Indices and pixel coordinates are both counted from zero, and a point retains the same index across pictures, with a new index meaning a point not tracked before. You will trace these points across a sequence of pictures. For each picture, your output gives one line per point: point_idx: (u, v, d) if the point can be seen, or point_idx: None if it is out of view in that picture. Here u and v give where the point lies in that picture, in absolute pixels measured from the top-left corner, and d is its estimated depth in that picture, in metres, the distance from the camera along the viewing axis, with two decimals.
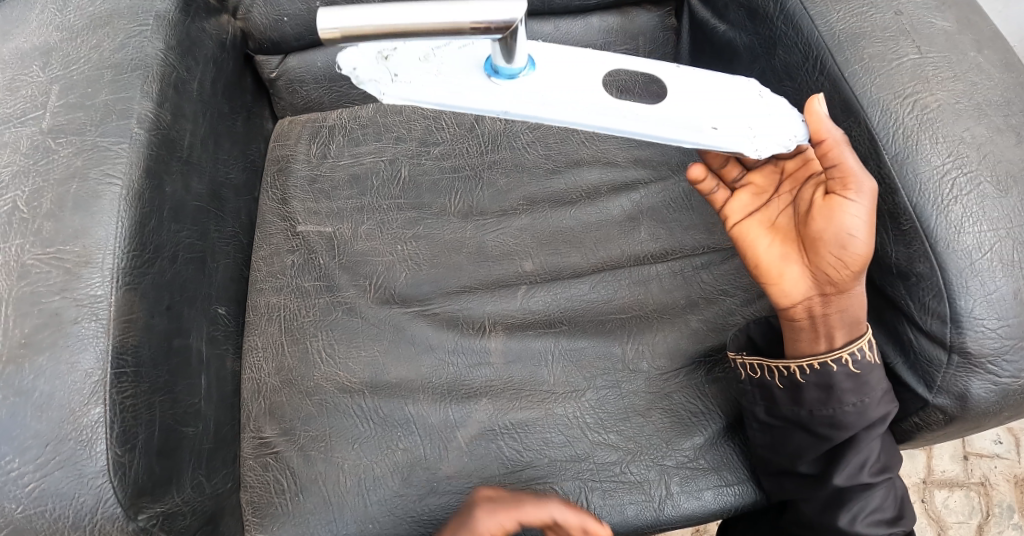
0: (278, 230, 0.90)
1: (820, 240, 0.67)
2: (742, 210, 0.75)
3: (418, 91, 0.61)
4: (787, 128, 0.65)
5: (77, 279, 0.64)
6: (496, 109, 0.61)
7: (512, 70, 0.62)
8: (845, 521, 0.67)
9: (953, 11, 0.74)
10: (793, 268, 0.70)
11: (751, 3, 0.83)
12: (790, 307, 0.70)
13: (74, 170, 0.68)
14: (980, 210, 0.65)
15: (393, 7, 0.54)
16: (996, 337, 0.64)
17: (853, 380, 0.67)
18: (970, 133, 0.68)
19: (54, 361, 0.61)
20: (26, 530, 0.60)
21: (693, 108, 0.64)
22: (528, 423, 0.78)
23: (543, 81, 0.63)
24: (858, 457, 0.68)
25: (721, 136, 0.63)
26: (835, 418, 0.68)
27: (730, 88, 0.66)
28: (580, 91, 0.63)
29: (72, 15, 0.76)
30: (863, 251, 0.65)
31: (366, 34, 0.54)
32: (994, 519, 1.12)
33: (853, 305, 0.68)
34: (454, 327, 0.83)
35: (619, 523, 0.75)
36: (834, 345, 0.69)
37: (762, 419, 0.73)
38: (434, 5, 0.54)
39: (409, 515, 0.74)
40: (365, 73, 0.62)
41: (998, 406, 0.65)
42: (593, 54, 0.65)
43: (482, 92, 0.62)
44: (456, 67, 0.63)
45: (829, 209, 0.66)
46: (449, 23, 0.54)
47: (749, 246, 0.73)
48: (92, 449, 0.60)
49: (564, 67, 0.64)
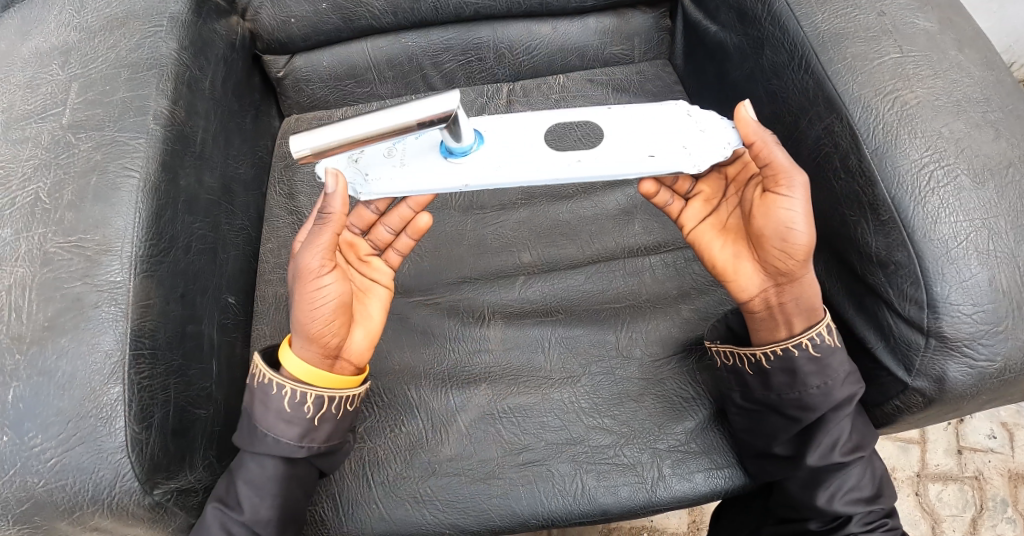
0: (285, 224, 0.93)
1: (765, 237, 0.72)
2: (696, 215, 0.79)
3: (386, 184, 0.73)
4: (718, 138, 0.74)
5: (98, 266, 0.68)
6: (460, 186, 0.73)
7: (462, 149, 0.73)
8: (824, 500, 0.70)
9: (935, 12, 0.78)
10: (748, 264, 0.75)
11: (741, 5, 0.86)
12: (749, 301, 0.75)
13: (94, 163, 0.71)
14: (956, 201, 0.69)
15: (349, 123, 0.66)
16: (971, 321, 0.67)
17: (815, 364, 0.71)
18: (948, 129, 0.71)
19: (75, 343, 0.65)
20: (46, 503, 0.64)
21: (631, 143, 0.74)
22: (525, 408, 0.81)
23: (493, 151, 0.74)
24: (829, 437, 0.71)
25: (658, 162, 0.72)
26: (803, 401, 0.72)
27: (662, 116, 0.76)
28: (527, 155, 0.74)
29: (90, 17, 0.80)
30: (804, 242, 0.69)
31: (334, 148, 0.66)
32: (988, 513, 1.13)
33: (805, 290, 0.72)
34: (454, 316, 0.86)
35: (613, 504, 0.78)
36: (794, 332, 0.73)
37: (740, 405, 0.77)
38: (384, 113, 0.66)
39: (410, 495, 0.77)
40: (339, 176, 0.74)
41: (975, 389, 0.68)
42: (530, 122, 0.76)
43: (443, 173, 0.73)
44: (415, 155, 0.75)
45: (767, 207, 0.71)
46: (399, 123, 0.66)
47: (705, 249, 0.77)
48: (112, 425, 0.64)
49: (507, 137, 0.75)
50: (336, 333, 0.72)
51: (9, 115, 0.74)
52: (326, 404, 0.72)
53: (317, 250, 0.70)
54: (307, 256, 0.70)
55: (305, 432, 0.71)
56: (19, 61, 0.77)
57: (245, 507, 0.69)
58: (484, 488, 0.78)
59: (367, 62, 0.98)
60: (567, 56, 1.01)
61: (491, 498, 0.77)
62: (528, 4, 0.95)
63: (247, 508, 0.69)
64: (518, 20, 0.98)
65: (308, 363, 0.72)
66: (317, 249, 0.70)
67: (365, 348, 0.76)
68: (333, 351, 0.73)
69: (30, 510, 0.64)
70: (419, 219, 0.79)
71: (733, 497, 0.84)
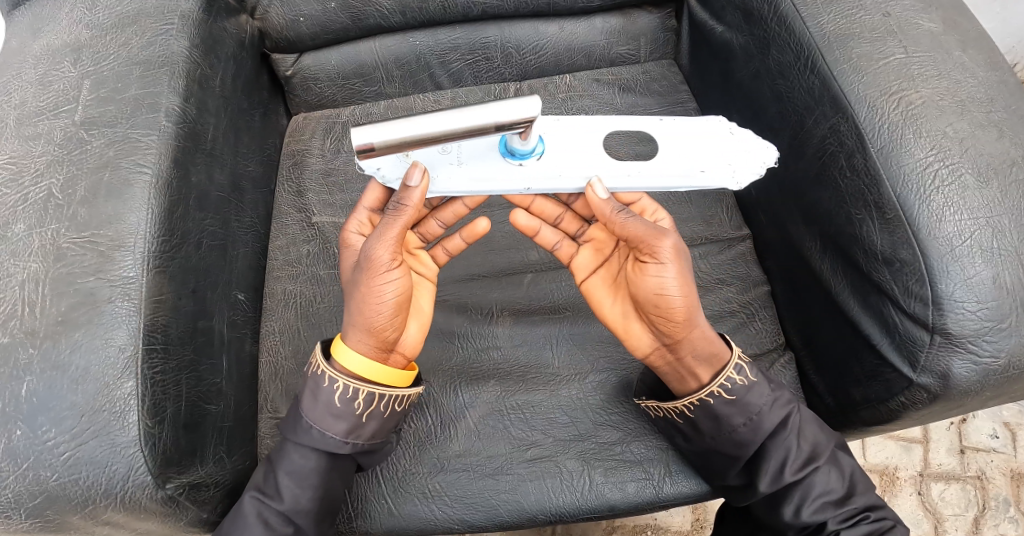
0: (294, 221, 0.94)
1: (644, 301, 0.74)
2: (586, 266, 0.82)
3: (443, 184, 0.79)
4: (757, 156, 0.83)
5: (110, 261, 0.68)
6: (521, 189, 0.80)
7: (525, 152, 0.78)
8: (790, 515, 0.71)
9: (939, 13, 0.79)
10: (637, 325, 0.77)
11: (747, 6, 0.87)
12: (647, 359, 0.77)
13: (107, 159, 0.72)
14: (961, 200, 0.69)
15: (424, 119, 0.67)
16: (975, 318, 0.68)
17: (734, 406, 0.73)
18: (953, 128, 0.72)
19: (89, 337, 0.66)
20: (59, 497, 0.64)
21: (684, 157, 0.83)
22: (534, 404, 0.81)
23: (551, 156, 0.81)
24: (774, 462, 0.72)
25: (708, 178, 0.83)
26: (734, 439, 0.73)
27: (705, 130, 0.85)
28: (582, 159, 0.81)
29: (101, 14, 0.80)
30: (679, 305, 0.71)
31: (404, 143, 0.68)
32: (990, 513, 1.14)
33: (698, 345, 0.73)
34: (462, 313, 0.86)
35: (620, 500, 0.78)
36: (702, 382, 0.74)
37: (685, 448, 0.77)
38: (462, 113, 0.67)
39: (419, 490, 0.78)
40: (389, 173, 0.78)
41: (980, 385, 0.69)
42: (584, 125, 0.83)
43: (504, 175, 0.79)
44: (470, 154, 0.80)
45: (641, 274, 0.73)
46: (477, 124, 0.67)
47: (597, 306, 0.80)
48: (124, 420, 0.64)
49: (562, 141, 0.82)
50: (396, 327, 0.73)
51: (21, 112, 0.75)
52: (376, 400, 0.72)
53: (386, 243, 0.72)
54: (378, 247, 0.71)
55: (353, 428, 0.72)
56: (32, 59, 0.78)
57: (286, 497, 0.71)
58: (493, 483, 0.78)
59: (376, 61, 0.99)
60: (574, 56, 1.01)
61: (500, 494, 0.78)
62: (536, 4, 0.96)
63: (287, 497, 0.71)
64: (526, 20, 0.98)
65: (366, 357, 0.73)
66: (385, 242, 0.72)
67: (417, 343, 0.78)
68: (389, 347, 0.74)
69: (43, 505, 0.64)
70: (476, 225, 0.81)
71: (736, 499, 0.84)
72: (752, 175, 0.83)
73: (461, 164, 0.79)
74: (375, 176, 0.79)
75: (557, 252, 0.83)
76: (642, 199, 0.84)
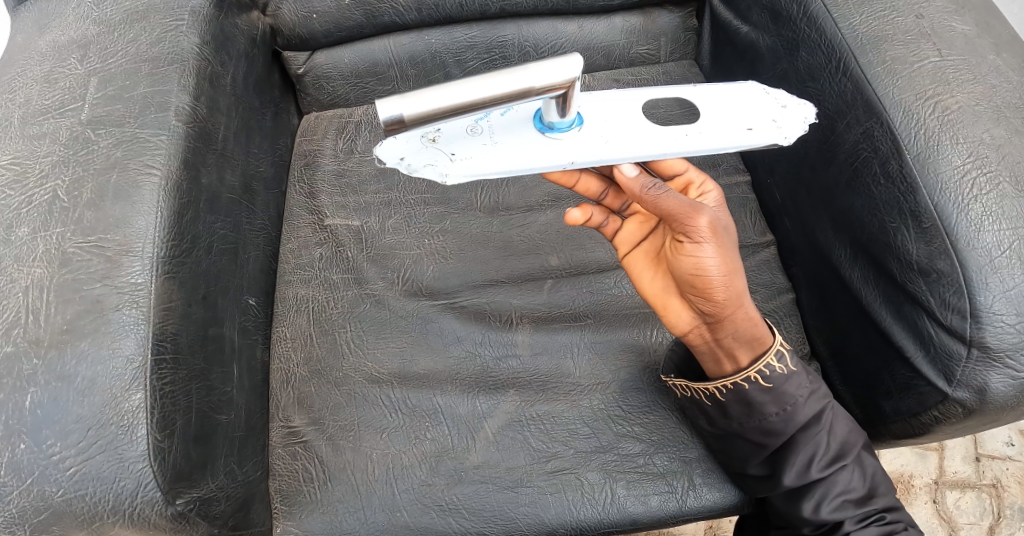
0: (306, 224, 0.91)
1: (681, 278, 0.72)
2: (630, 240, 0.79)
3: (476, 163, 0.68)
4: (797, 113, 0.76)
5: (118, 267, 0.65)
6: (565, 162, 0.68)
7: (564, 124, 0.69)
8: (809, 511, 0.70)
9: (972, 15, 0.76)
10: (675, 300, 0.75)
11: (775, 6, 0.85)
12: (685, 336, 0.74)
13: (115, 160, 0.69)
14: (999, 209, 0.67)
15: (456, 87, 0.60)
16: (1014, 331, 0.65)
17: (769, 393, 0.71)
18: (989, 135, 0.69)
19: (95, 347, 0.63)
20: (65, 512, 0.61)
21: (729, 116, 0.74)
22: (555, 415, 0.79)
23: (591, 128, 0.70)
24: (803, 455, 0.70)
25: (757, 135, 0.73)
26: (763, 427, 0.71)
27: (751, 97, 0.76)
28: (630, 128, 0.71)
29: (108, 10, 0.78)
30: (718, 284, 0.69)
31: (437, 114, 0.60)
32: (1005, 521, 1.11)
33: (741, 327, 0.71)
34: (480, 320, 0.84)
35: (642, 514, 0.76)
36: (740, 366, 0.72)
37: (708, 431, 0.75)
38: (502, 76, 0.60)
39: (436, 503, 0.76)
40: (415, 160, 0.68)
41: (1017, 400, 0.66)
42: (622, 93, 0.73)
43: (543, 151, 0.69)
44: (504, 134, 0.70)
45: (681, 253, 0.70)
46: (519, 88, 0.61)
47: (636, 280, 0.78)
48: (133, 433, 0.62)
49: (605, 111, 0.72)
50: None
51: (26, 110, 0.72)
52: None
53: None
54: None
55: None
56: (37, 56, 0.76)
57: None
58: (511, 496, 0.76)
59: (390, 59, 0.96)
60: (593, 56, 0.99)
61: (519, 507, 0.75)
62: (555, 2, 0.94)
63: None
64: (544, 18, 0.96)
65: None
66: None
67: None
68: None
69: (48, 521, 0.61)
70: (571, 216, 0.76)
71: (745, 518, 0.82)
72: (798, 131, 0.75)
73: (495, 143, 0.69)
74: (399, 169, 0.68)
75: (603, 227, 0.80)
76: (691, 170, 0.80)
